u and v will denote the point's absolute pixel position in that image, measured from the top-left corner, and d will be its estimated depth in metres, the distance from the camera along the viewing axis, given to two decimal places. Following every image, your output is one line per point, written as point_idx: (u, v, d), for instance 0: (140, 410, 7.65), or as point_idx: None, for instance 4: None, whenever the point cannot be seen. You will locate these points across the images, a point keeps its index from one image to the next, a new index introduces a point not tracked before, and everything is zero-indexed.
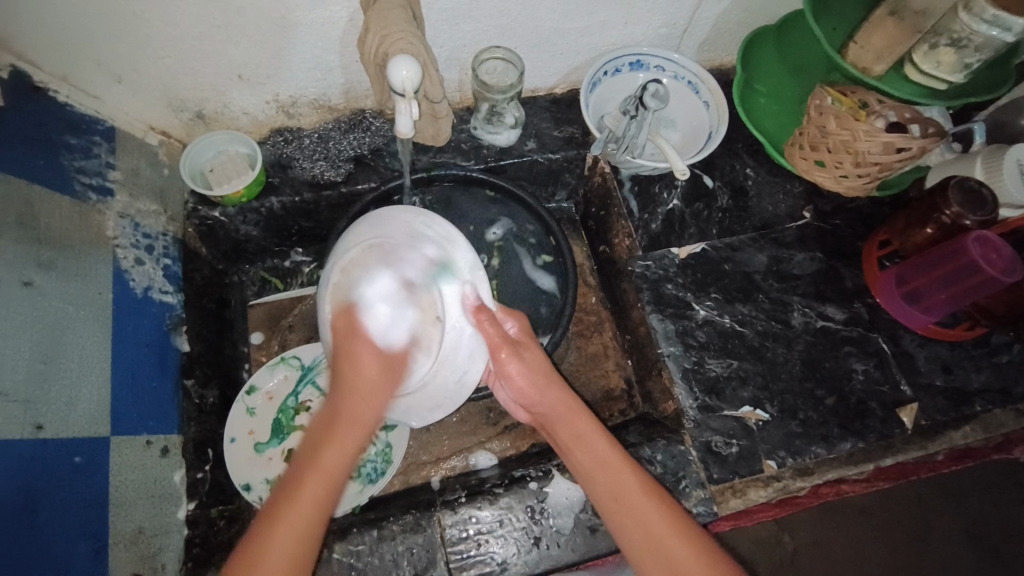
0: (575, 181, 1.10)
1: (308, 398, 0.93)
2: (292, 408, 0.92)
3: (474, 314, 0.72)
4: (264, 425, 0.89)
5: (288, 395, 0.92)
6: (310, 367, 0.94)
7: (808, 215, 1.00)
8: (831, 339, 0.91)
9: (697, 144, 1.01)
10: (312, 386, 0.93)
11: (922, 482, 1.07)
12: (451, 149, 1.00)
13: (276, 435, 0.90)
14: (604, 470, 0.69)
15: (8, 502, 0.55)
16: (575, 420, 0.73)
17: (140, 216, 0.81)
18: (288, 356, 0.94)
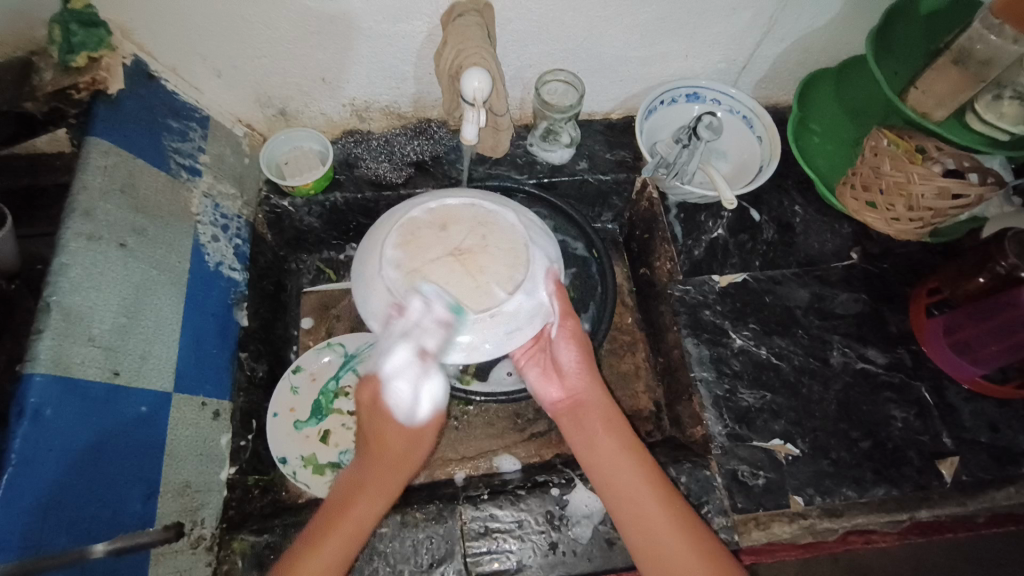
0: (622, 203, 1.13)
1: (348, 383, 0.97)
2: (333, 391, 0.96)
3: (555, 287, 0.72)
4: (305, 403, 0.94)
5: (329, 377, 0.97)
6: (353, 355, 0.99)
7: (855, 256, 1.00)
8: (871, 383, 0.90)
9: (747, 177, 1.03)
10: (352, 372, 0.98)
11: (956, 548, 1.02)
12: (507, 162, 1.05)
13: (315, 415, 0.94)
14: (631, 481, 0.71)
15: (82, 439, 0.61)
16: (604, 416, 0.75)
17: (220, 196, 0.89)
18: (334, 342, 1.00)
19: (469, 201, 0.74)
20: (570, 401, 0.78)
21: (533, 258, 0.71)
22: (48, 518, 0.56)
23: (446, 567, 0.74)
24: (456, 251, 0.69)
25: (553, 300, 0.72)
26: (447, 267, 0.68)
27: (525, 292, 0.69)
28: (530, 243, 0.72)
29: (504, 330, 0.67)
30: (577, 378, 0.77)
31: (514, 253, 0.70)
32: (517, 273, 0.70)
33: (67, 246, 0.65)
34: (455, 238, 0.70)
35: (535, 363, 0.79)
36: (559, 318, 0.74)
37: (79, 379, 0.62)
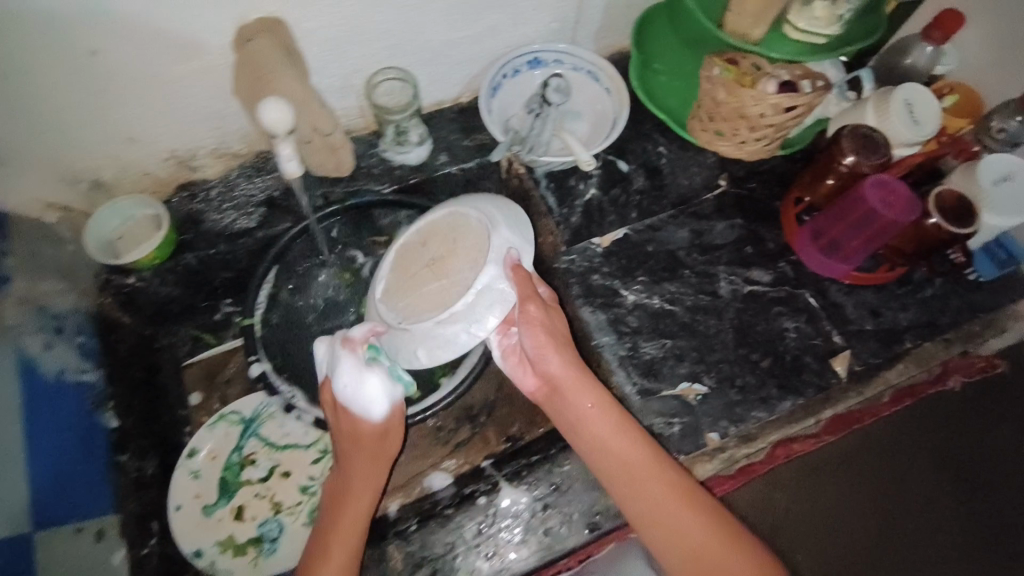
0: (495, 185, 1.06)
1: (253, 450, 0.91)
2: (237, 463, 0.90)
3: (511, 268, 0.74)
4: (210, 486, 0.88)
5: (231, 451, 0.90)
6: (251, 419, 0.92)
7: (724, 182, 1.02)
8: (760, 303, 0.93)
9: (606, 129, 1.00)
10: (255, 438, 0.91)
11: None
12: (363, 176, 0.99)
13: (223, 494, 0.88)
14: (620, 446, 0.73)
15: None
16: (584, 394, 0.75)
17: (47, 298, 0.80)
18: (227, 411, 0.92)
19: (449, 209, 0.81)
20: (549, 387, 0.78)
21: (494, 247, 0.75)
22: None
23: None
24: (433, 262, 0.79)
25: (512, 283, 0.75)
26: (426, 277, 0.79)
27: (483, 284, 0.74)
28: (492, 227, 0.76)
29: (463, 325, 0.75)
30: (550, 367, 0.76)
31: (477, 245, 0.77)
32: (475, 267, 0.75)
33: None
34: (433, 250, 0.80)
35: (512, 354, 0.80)
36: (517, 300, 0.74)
37: None
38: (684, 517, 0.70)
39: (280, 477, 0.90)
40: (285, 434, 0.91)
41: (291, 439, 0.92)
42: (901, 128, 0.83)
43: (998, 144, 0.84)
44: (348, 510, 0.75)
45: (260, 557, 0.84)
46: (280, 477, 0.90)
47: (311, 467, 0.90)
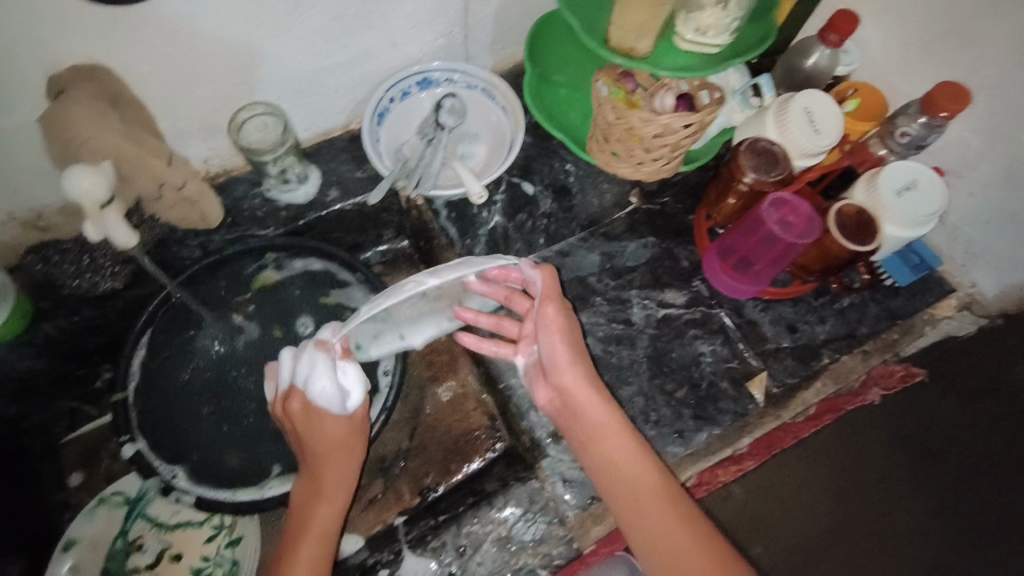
0: (397, 217, 1.01)
1: (139, 533, 0.84)
2: (121, 550, 0.83)
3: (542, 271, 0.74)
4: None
5: (114, 536, 0.83)
6: (136, 499, 0.86)
7: (635, 198, 0.97)
8: (674, 328, 0.89)
9: (504, 150, 0.94)
10: (142, 518, 0.85)
11: None
12: (246, 219, 0.90)
13: None
14: (627, 463, 0.70)
15: None
16: (602, 416, 0.73)
17: None
18: (108, 494, 0.85)
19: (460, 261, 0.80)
20: (561, 403, 0.76)
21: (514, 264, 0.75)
22: None
23: None
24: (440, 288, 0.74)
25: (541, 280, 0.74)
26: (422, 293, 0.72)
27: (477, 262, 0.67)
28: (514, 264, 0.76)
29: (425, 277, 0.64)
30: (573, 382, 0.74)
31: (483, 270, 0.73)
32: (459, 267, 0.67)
33: None
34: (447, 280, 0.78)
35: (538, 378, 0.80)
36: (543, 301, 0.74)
37: None
38: (697, 562, 0.62)
39: (169, 561, 0.83)
40: (175, 512, 0.86)
41: (183, 516, 0.86)
42: (800, 139, 0.79)
43: (901, 147, 0.82)
44: (307, 545, 0.69)
45: None
46: (169, 561, 0.83)
47: (205, 547, 0.84)
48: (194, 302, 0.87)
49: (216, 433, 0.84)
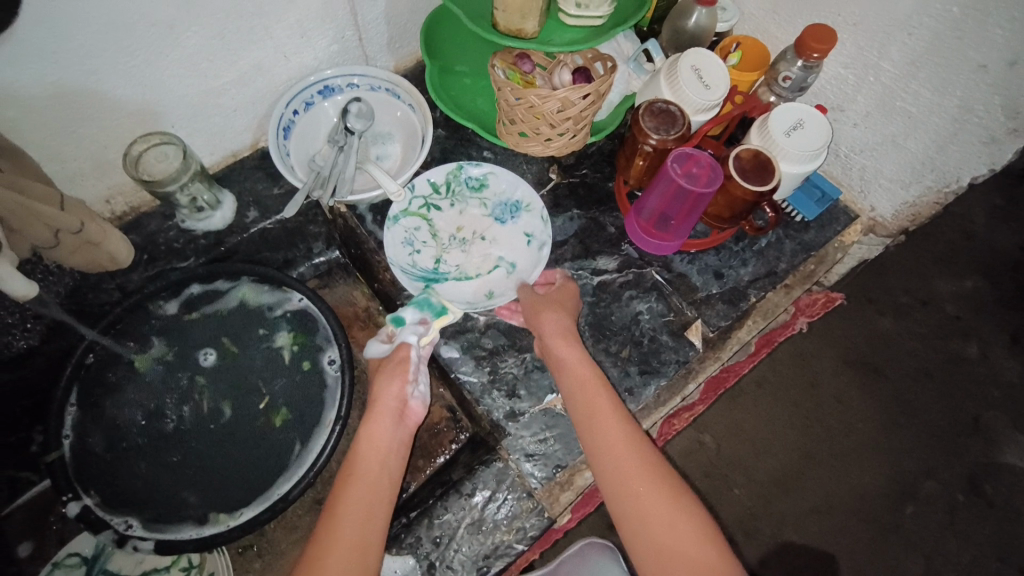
0: (324, 227, 1.01)
1: None
2: None
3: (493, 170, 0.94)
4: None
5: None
6: (95, 556, 0.83)
7: (554, 174, 0.99)
8: (610, 292, 0.92)
9: (415, 148, 0.95)
10: (106, 573, 0.82)
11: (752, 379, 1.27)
12: (164, 254, 0.90)
13: None
14: (629, 458, 0.71)
15: None
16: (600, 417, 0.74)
17: None
18: (64, 557, 0.83)
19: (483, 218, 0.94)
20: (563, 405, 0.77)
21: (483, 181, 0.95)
22: None
23: None
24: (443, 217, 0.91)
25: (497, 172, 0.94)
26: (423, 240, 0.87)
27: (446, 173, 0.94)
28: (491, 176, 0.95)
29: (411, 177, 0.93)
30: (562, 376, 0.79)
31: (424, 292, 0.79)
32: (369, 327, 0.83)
33: None
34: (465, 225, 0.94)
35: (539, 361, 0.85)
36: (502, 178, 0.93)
37: None
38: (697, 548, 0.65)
39: None
40: (138, 561, 0.83)
41: (143, 566, 0.83)
42: (693, 96, 0.83)
43: (786, 92, 0.88)
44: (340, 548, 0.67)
45: None
46: None
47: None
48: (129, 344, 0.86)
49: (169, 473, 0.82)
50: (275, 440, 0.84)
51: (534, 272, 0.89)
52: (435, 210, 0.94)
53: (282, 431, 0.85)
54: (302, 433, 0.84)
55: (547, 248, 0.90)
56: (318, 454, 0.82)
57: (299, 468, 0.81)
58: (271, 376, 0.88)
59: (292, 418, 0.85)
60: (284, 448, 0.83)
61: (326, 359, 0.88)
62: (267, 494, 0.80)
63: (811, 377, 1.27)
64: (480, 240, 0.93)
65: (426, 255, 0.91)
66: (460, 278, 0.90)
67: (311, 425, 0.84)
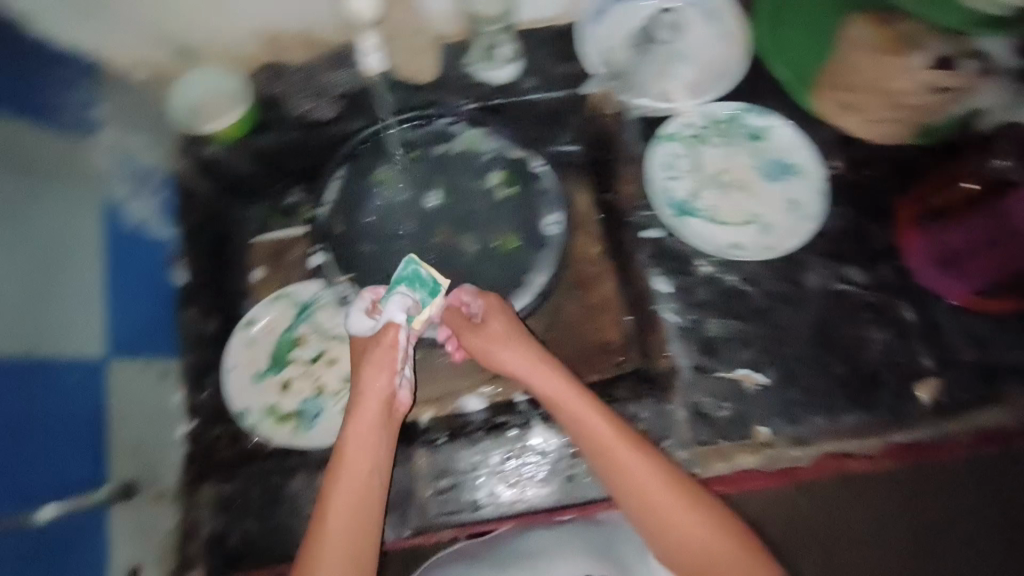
0: (581, 122, 0.96)
1: (306, 333, 0.90)
2: (290, 339, 0.89)
3: (784, 126, 0.89)
4: (262, 355, 0.88)
5: (286, 328, 0.90)
6: (307, 303, 0.92)
7: (840, 164, 0.88)
8: (847, 305, 0.84)
9: (707, 91, 0.90)
10: (308, 322, 0.90)
11: None
12: (446, 87, 0.93)
13: (275, 364, 0.87)
14: (659, 499, 0.63)
15: (19, 364, 0.63)
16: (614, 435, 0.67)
17: (133, 151, 0.81)
18: (285, 291, 0.92)
19: (754, 171, 0.88)
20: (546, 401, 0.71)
21: (767, 133, 0.89)
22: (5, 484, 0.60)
23: (395, 513, 0.80)
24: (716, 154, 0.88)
25: (789, 131, 0.89)
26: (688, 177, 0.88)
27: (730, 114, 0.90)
28: (780, 132, 0.89)
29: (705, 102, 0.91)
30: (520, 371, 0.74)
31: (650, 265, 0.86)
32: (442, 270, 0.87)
33: None
34: (733, 170, 0.88)
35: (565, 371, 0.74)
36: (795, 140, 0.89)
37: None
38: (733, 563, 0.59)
39: (325, 363, 0.87)
40: (336, 325, 0.90)
41: (342, 330, 0.89)
42: None
43: None
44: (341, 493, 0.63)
45: (298, 429, 0.83)
46: (325, 364, 0.87)
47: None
48: (381, 159, 0.94)
49: (378, 277, 0.88)
50: (493, 272, 0.89)
51: (790, 243, 0.85)
52: (706, 143, 0.89)
53: (497, 267, 0.89)
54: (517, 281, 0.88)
55: (808, 226, 0.86)
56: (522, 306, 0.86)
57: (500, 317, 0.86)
58: (494, 227, 0.91)
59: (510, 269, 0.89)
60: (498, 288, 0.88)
61: (549, 220, 0.90)
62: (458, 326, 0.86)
63: None
64: (743, 189, 0.87)
65: (684, 184, 0.88)
66: (713, 220, 0.86)
67: (530, 271, 0.88)
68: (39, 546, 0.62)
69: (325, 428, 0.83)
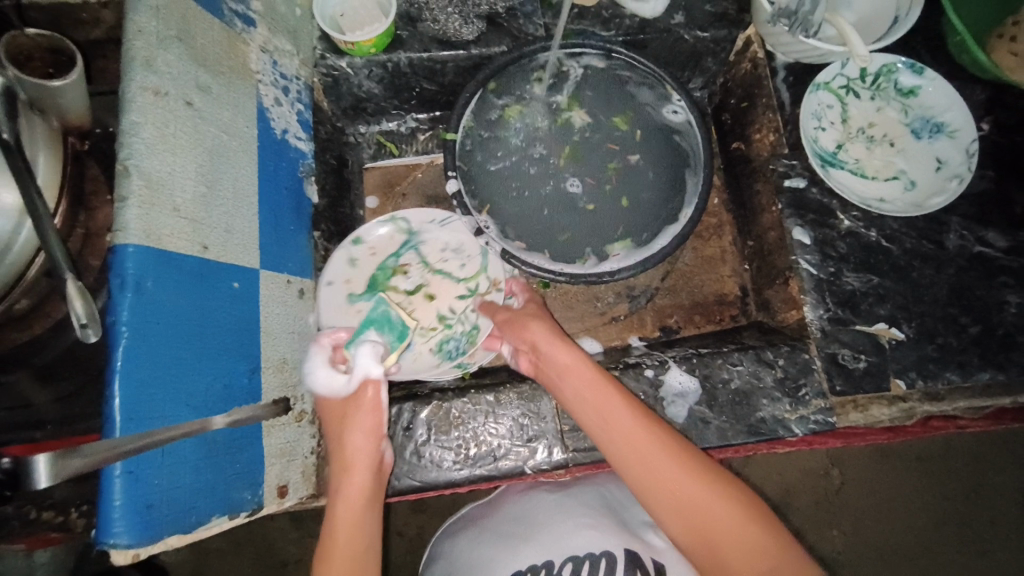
0: (716, 67, 0.99)
1: (408, 262, 0.90)
2: (391, 268, 0.89)
3: (938, 79, 0.87)
4: (363, 277, 0.87)
5: (390, 254, 0.90)
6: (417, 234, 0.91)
7: (985, 126, 0.87)
8: (986, 268, 0.83)
9: (870, 36, 0.85)
10: (414, 252, 0.90)
11: (981, 439, 1.20)
12: (591, 16, 0.89)
13: (371, 290, 0.86)
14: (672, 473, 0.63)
15: (191, 266, 0.58)
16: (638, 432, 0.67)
17: (278, 54, 0.77)
18: (398, 216, 0.91)
19: (899, 127, 0.88)
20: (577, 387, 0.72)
21: (919, 88, 0.88)
22: (184, 397, 0.56)
23: (540, 442, 0.77)
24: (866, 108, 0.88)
25: (943, 84, 0.87)
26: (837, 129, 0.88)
27: (884, 68, 0.88)
28: (933, 86, 0.87)
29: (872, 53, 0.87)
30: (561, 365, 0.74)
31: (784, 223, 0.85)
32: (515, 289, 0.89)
33: (133, 101, 0.55)
34: (878, 126, 0.89)
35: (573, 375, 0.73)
36: (947, 93, 0.86)
37: (172, 253, 0.56)
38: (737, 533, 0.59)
39: (424, 297, 0.88)
40: (444, 260, 0.91)
41: (445, 267, 0.90)
42: None
43: None
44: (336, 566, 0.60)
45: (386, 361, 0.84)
46: (424, 298, 0.88)
47: (455, 301, 0.89)
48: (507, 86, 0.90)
49: (534, 212, 0.90)
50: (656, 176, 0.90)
51: (941, 198, 0.84)
52: (853, 96, 0.89)
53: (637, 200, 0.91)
54: (680, 182, 0.90)
55: (961, 183, 0.84)
56: (694, 209, 0.87)
57: (677, 226, 0.87)
58: (618, 136, 0.91)
59: (667, 179, 0.90)
60: (670, 175, 0.90)
61: (669, 109, 0.91)
62: (598, 265, 0.87)
63: None
64: (888, 145, 0.88)
65: (828, 136, 0.88)
66: (857, 173, 0.87)
67: (677, 134, 0.91)
68: (211, 452, 0.58)
69: (415, 363, 0.84)
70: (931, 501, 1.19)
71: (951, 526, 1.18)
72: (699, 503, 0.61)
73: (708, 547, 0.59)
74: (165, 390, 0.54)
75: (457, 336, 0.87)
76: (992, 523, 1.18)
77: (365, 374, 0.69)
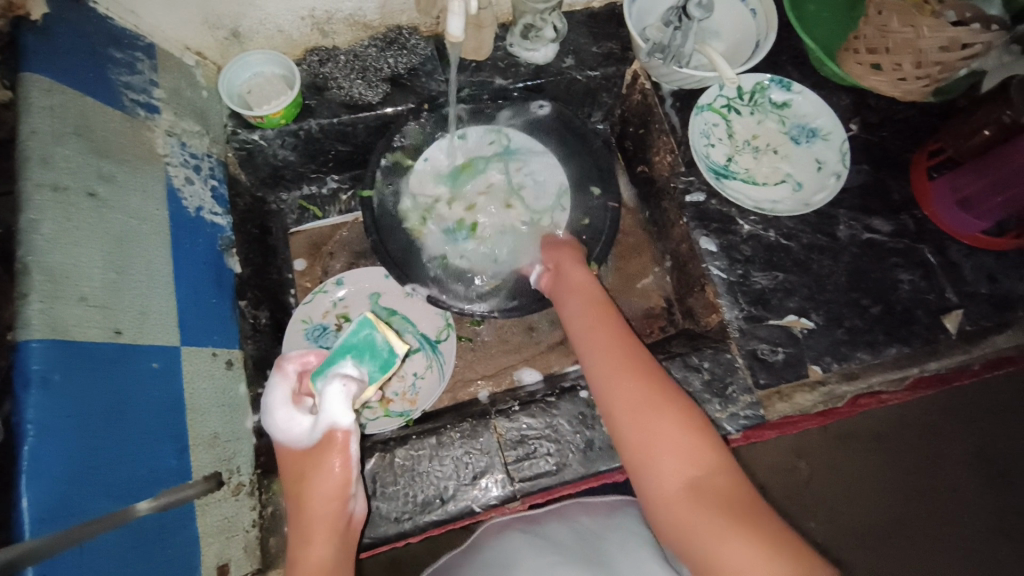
0: (612, 100, 1.06)
1: (495, 170, 1.00)
2: (479, 168, 1.00)
3: (805, 91, 0.96)
4: (450, 163, 0.99)
5: (481, 158, 1.00)
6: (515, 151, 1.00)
7: (854, 127, 0.96)
8: (876, 252, 0.90)
9: (739, 60, 0.95)
10: (502, 164, 1.00)
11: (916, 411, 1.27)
12: (489, 68, 0.95)
13: (453, 177, 0.99)
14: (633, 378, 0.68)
15: (104, 352, 0.58)
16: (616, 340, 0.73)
17: (186, 136, 0.79)
18: (504, 131, 0.99)
19: (780, 135, 0.97)
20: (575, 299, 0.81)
21: (790, 100, 0.97)
22: (105, 486, 0.55)
23: (487, 478, 0.78)
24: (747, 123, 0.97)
25: (809, 95, 0.96)
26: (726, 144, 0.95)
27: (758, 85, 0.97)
28: (801, 98, 0.97)
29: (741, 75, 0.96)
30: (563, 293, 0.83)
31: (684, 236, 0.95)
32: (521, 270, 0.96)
33: (31, 199, 0.56)
34: (761, 137, 0.97)
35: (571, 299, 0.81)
36: (815, 103, 0.96)
37: (83, 343, 0.56)
38: (672, 438, 0.63)
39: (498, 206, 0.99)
40: (528, 186, 1.00)
41: (526, 191, 1.00)
42: None
43: None
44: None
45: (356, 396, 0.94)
46: (497, 207, 0.99)
47: (520, 222, 0.99)
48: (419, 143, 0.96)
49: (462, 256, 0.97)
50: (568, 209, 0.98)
51: (824, 195, 0.92)
52: (735, 113, 0.98)
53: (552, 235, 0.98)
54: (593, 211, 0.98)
55: (840, 179, 0.92)
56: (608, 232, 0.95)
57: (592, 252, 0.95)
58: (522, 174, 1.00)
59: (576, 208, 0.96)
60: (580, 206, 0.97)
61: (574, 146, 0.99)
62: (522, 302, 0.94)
63: (980, 436, 1.26)
64: (772, 153, 0.96)
65: (718, 151, 0.95)
66: (748, 181, 0.94)
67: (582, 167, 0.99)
68: (137, 540, 0.57)
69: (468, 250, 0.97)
70: (882, 478, 1.23)
71: (906, 499, 1.22)
72: (646, 403, 0.66)
73: (638, 446, 0.64)
74: (84, 483, 0.53)
75: (504, 250, 0.97)
76: (942, 491, 1.23)
77: (333, 423, 0.65)
